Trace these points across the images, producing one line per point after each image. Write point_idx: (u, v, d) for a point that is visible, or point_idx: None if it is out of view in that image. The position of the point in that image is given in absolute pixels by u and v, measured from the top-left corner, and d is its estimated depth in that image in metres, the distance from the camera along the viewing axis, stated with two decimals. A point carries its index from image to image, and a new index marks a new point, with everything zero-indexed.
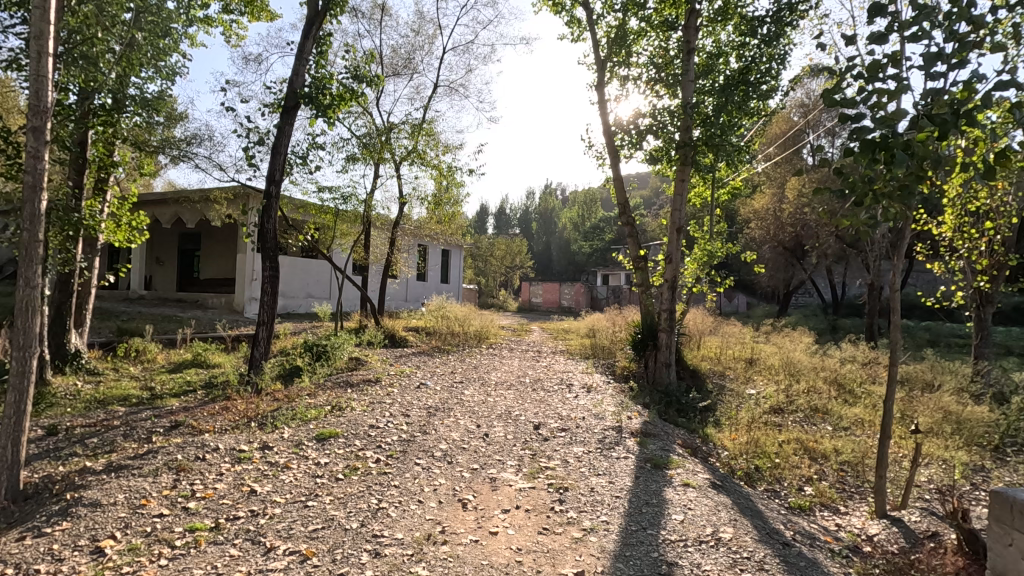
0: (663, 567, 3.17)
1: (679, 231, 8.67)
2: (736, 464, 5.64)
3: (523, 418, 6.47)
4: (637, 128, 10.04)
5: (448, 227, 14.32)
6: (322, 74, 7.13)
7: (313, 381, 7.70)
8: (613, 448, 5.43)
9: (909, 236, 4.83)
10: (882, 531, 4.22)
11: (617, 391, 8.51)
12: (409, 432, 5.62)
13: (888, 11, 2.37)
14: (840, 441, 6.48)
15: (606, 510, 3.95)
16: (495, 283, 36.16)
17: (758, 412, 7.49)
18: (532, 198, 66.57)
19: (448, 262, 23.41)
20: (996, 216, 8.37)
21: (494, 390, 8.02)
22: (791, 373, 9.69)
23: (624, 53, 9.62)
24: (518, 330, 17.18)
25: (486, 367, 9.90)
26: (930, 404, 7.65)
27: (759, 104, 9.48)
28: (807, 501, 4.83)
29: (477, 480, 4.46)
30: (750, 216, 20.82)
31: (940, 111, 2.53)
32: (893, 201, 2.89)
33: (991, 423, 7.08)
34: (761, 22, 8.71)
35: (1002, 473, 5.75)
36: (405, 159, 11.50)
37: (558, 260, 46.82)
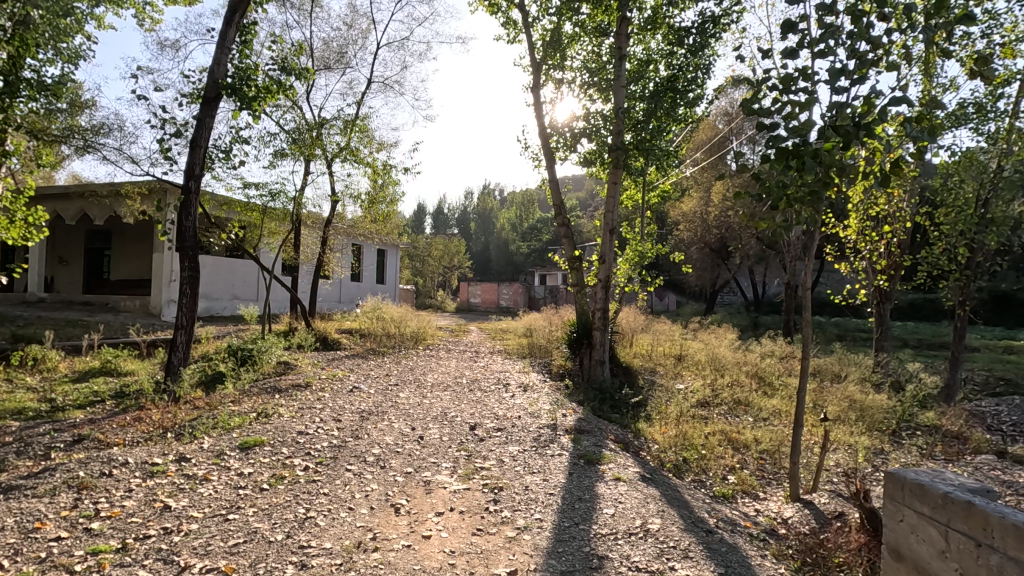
0: (594, 561, 3.24)
1: (612, 231, 8.90)
2: (665, 457, 5.87)
3: (459, 419, 6.43)
4: (572, 130, 10.23)
5: (383, 227, 14.01)
6: (246, 64, 6.77)
7: (238, 387, 7.31)
8: (548, 446, 5.50)
9: (818, 238, 5.17)
10: (796, 513, 4.51)
11: (553, 389, 8.64)
12: (341, 437, 5.45)
13: (800, 28, 2.54)
14: (759, 431, 6.88)
15: (540, 508, 3.98)
16: (434, 285, 35.80)
17: (686, 406, 7.84)
18: (470, 199, 66.44)
19: (383, 262, 22.92)
20: (893, 220, 9.17)
21: (430, 391, 7.92)
22: (716, 368, 10.19)
23: (559, 56, 9.77)
24: (455, 330, 17.06)
25: (423, 369, 9.76)
26: (838, 394, 8.27)
27: (686, 111, 9.90)
28: (729, 490, 5.09)
29: (411, 484, 4.38)
30: (679, 219, 21.74)
31: (844, 122, 2.74)
32: (803, 205, 3.10)
33: (890, 409, 7.75)
34: (687, 32, 9.10)
35: (899, 455, 6.31)
36: (337, 156, 11.14)
37: (496, 260, 46.95)
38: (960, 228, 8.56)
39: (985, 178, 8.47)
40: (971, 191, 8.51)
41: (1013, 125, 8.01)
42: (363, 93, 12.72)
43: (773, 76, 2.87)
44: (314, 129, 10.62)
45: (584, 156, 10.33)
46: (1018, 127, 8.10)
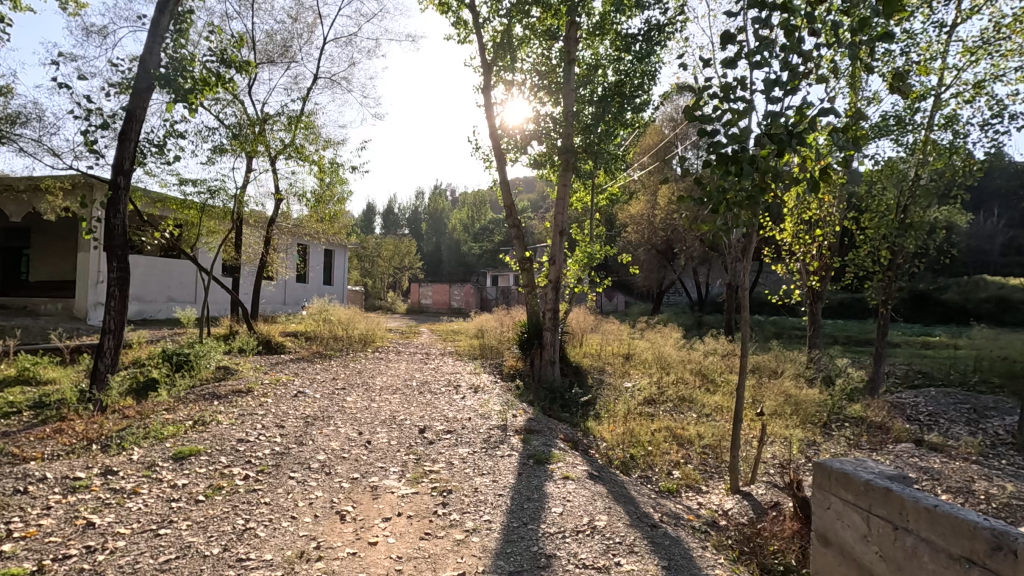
0: (541, 560, 3.26)
1: (562, 233, 9.01)
2: (613, 454, 5.98)
3: (408, 422, 6.34)
4: (522, 132, 10.29)
5: (331, 227, 13.63)
6: (181, 54, 6.42)
7: (173, 394, 6.93)
8: (498, 447, 5.50)
9: (754, 241, 5.41)
10: (736, 505, 4.70)
11: (504, 390, 8.65)
12: (284, 444, 5.26)
13: (739, 40, 2.65)
14: (702, 426, 7.13)
15: (489, 510, 3.98)
16: (384, 285, 35.21)
17: (633, 404, 8.02)
18: (422, 199, 65.76)
19: (331, 263, 22.33)
20: (824, 224, 9.72)
21: (379, 395, 7.78)
22: (662, 366, 10.50)
23: (509, 58, 9.82)
24: (405, 332, 16.82)
25: (372, 372, 9.57)
26: (775, 389, 8.67)
27: (633, 116, 10.16)
28: (674, 484, 5.25)
29: (357, 490, 4.28)
30: (627, 221, 22.27)
31: (779, 131, 2.89)
32: (742, 209, 3.24)
33: (821, 403, 8.21)
34: (634, 39, 9.33)
35: (829, 446, 6.68)
36: (281, 153, 10.77)
37: (447, 260, 46.62)
38: (883, 232, 9.16)
39: (904, 186, 9.11)
40: (892, 197, 9.14)
41: (928, 136, 8.67)
42: (310, 89, 12.35)
43: (715, 85, 3.00)
44: (257, 125, 10.23)
45: (535, 158, 10.44)
46: (933, 139, 8.76)
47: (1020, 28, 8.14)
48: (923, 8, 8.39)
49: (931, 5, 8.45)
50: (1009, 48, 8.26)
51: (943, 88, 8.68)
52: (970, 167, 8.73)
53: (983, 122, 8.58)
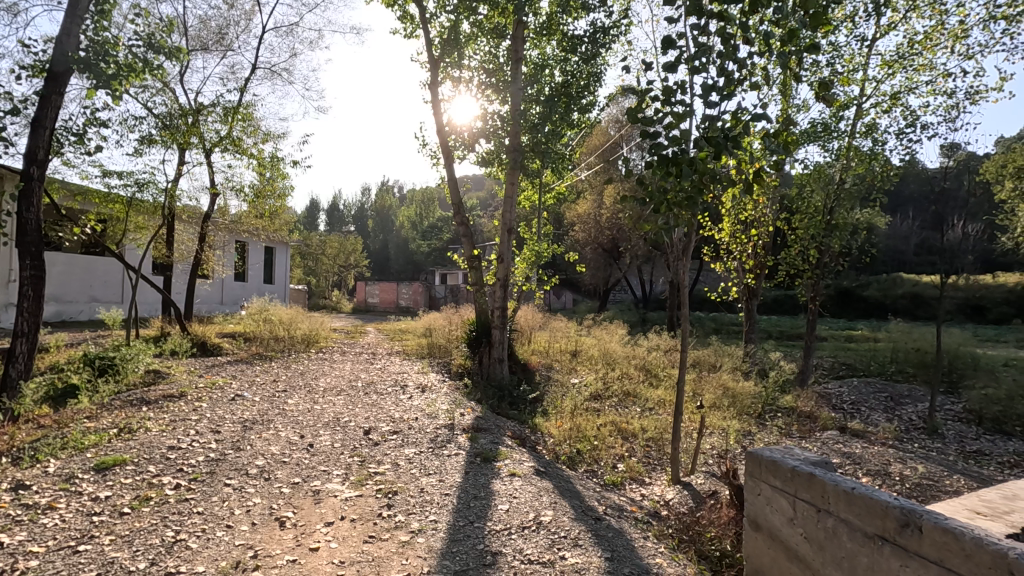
0: (487, 558, 3.26)
1: (509, 231, 9.03)
2: (560, 449, 6.07)
3: (352, 424, 6.20)
4: (470, 130, 10.24)
5: (271, 224, 13.11)
6: (103, 37, 5.99)
7: (96, 401, 6.47)
8: (445, 446, 5.47)
9: (692, 240, 5.61)
10: (676, 495, 4.87)
11: (452, 389, 8.59)
12: (219, 450, 5.03)
13: (679, 47, 2.78)
14: (645, 420, 7.34)
15: (434, 510, 3.95)
16: (328, 284, 34.23)
17: (580, 399, 8.15)
18: (368, 196, 64.38)
19: (272, 261, 21.49)
20: (759, 225, 10.21)
21: (322, 397, 7.54)
22: (608, 362, 10.74)
23: (457, 55, 9.74)
24: (351, 332, 16.40)
25: (315, 373, 9.28)
26: (714, 382, 9.03)
27: (580, 116, 10.33)
28: (619, 477, 5.38)
29: (299, 495, 4.15)
30: (574, 220, 22.60)
31: (715, 135, 3.04)
32: (682, 209, 3.40)
33: (756, 395, 8.62)
34: (580, 41, 9.47)
35: (763, 436, 7.02)
36: (217, 145, 10.27)
37: (395, 258, 45.82)
38: (812, 233, 9.71)
39: (830, 189, 9.69)
40: (820, 200, 9.70)
41: (851, 143, 9.25)
42: (247, 79, 11.81)
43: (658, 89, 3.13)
44: (190, 115, 9.69)
45: (482, 156, 10.43)
46: (856, 145, 9.36)
47: (931, 44, 8.82)
48: (847, 23, 8.93)
49: (854, 20, 9.02)
50: (921, 63, 8.94)
51: (864, 99, 9.29)
52: (886, 173, 9.42)
53: (899, 131, 9.24)
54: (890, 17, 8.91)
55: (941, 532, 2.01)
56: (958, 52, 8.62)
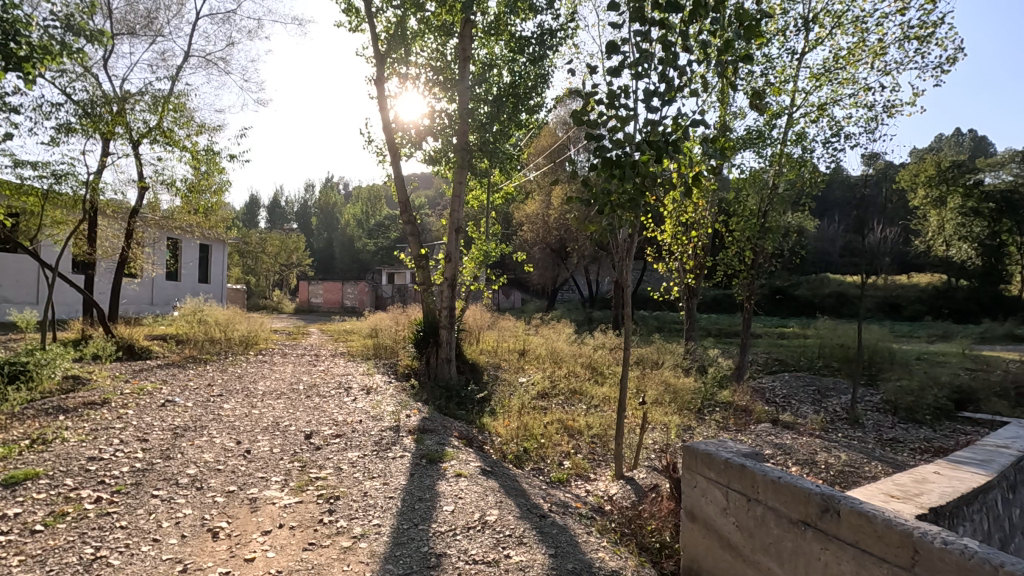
0: (431, 560, 3.23)
1: (457, 231, 8.96)
2: (507, 448, 6.09)
3: (293, 428, 5.99)
4: (417, 127, 10.11)
5: (206, 220, 12.47)
6: (12, 15, 5.51)
7: (5, 410, 5.95)
8: (390, 448, 5.38)
9: (635, 240, 5.75)
10: (620, 490, 4.98)
11: (398, 390, 8.46)
12: (147, 459, 4.74)
13: (623, 52, 2.91)
14: (591, 417, 7.48)
15: (378, 513, 3.88)
16: (268, 284, 32.94)
17: (527, 398, 8.20)
18: (312, 193, 62.41)
19: (208, 259, 20.44)
20: (699, 227, 10.61)
21: (261, 401, 7.25)
22: (555, 361, 10.86)
23: (403, 52, 9.59)
24: (293, 333, 15.84)
25: (253, 376, 8.90)
26: (656, 378, 9.31)
27: (528, 117, 10.42)
28: (565, 474, 5.46)
29: (234, 504, 3.97)
30: (523, 220, 22.75)
31: (656, 139, 3.19)
32: (625, 211, 3.53)
33: (696, 390, 8.96)
34: (527, 42, 9.52)
35: (701, 430, 7.30)
36: (145, 136, 9.68)
37: (340, 257, 44.57)
38: (747, 235, 10.18)
39: (764, 193, 10.20)
40: (755, 203, 10.19)
41: (783, 150, 9.77)
42: (179, 67, 11.19)
43: (603, 92, 3.26)
44: (115, 103, 9.09)
45: (430, 154, 10.33)
46: (787, 152, 9.89)
47: (853, 60, 9.43)
48: (779, 36, 9.43)
49: (785, 34, 9.52)
50: (845, 77, 9.55)
51: (794, 108, 9.83)
52: (814, 178, 10.03)
53: (825, 140, 9.85)
54: (817, 32, 9.47)
55: (857, 515, 2.17)
56: (877, 68, 9.26)
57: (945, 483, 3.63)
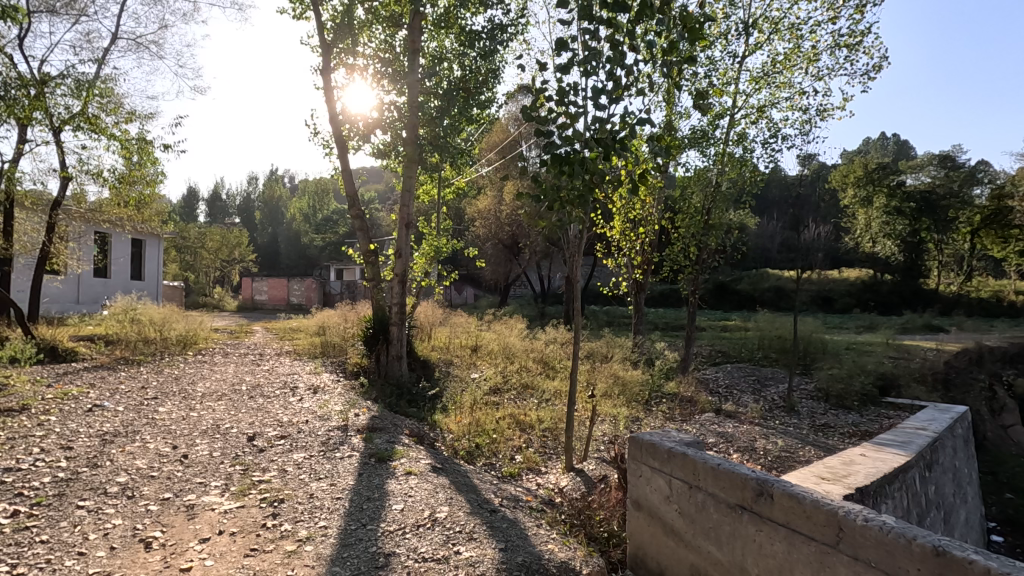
0: (379, 560, 3.18)
1: (407, 226, 8.82)
2: (459, 445, 6.07)
3: (234, 430, 5.76)
4: (365, 120, 9.86)
5: (139, 214, 11.77)
6: None
7: None
8: (337, 448, 5.26)
9: (586, 237, 5.81)
10: (570, 482, 5.06)
11: (346, 388, 8.28)
12: (72, 468, 4.44)
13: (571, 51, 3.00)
14: (542, 411, 7.55)
15: (324, 515, 3.79)
16: (208, 281, 31.47)
17: (479, 394, 8.19)
18: (256, 185, 60.04)
19: (141, 255, 19.30)
20: (646, 224, 10.86)
21: (200, 403, 6.93)
22: (507, 356, 10.90)
23: (350, 41, 9.33)
24: (235, 331, 15.20)
25: (192, 377, 8.49)
26: (606, 372, 9.50)
27: (479, 112, 10.38)
28: (516, 469, 5.50)
29: (169, 512, 3.78)
30: (474, 216, 22.71)
31: (603, 137, 3.28)
32: (574, 206, 3.61)
33: (643, 382, 9.21)
34: (477, 36, 9.45)
35: (649, 421, 7.51)
36: (67, 123, 9.03)
37: (285, 253, 43.05)
38: (692, 231, 10.53)
39: (708, 191, 10.56)
40: (699, 201, 10.54)
41: (725, 149, 10.16)
42: (106, 49, 10.47)
43: (553, 89, 3.35)
44: (32, 86, 8.42)
45: (379, 148, 10.13)
46: (729, 152, 10.28)
47: (790, 65, 9.88)
48: (721, 40, 9.77)
49: (727, 37, 9.87)
50: (782, 81, 10.00)
51: (735, 110, 10.22)
52: (754, 178, 10.47)
53: (764, 140, 10.30)
54: (757, 37, 9.86)
55: (788, 497, 2.29)
56: (811, 73, 9.75)
57: (869, 464, 3.89)
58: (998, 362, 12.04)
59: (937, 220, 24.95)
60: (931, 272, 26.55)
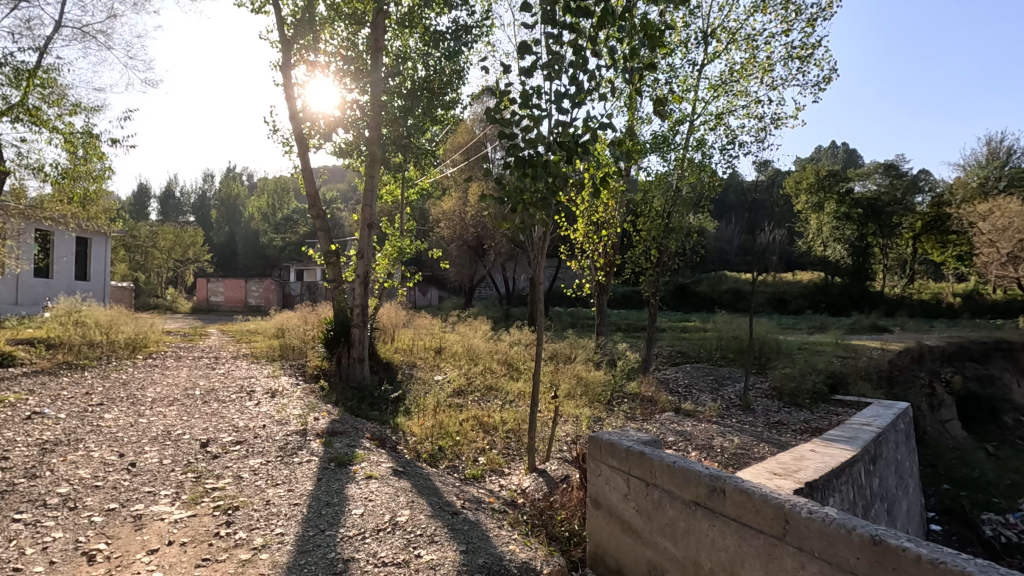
0: (338, 566, 3.13)
1: (370, 226, 8.69)
2: (422, 447, 6.01)
3: (187, 436, 5.56)
4: (326, 118, 9.67)
5: (84, 210, 11.21)
6: None
7: None
8: (296, 453, 5.14)
9: (550, 238, 5.84)
10: (532, 482, 5.09)
11: (306, 392, 8.10)
12: (7, 480, 4.20)
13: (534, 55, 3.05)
14: (506, 413, 7.57)
15: (281, 522, 3.70)
16: (160, 281, 30.25)
17: (443, 396, 8.14)
18: (212, 183, 58.08)
19: (86, 254, 18.39)
20: (609, 226, 11.02)
21: (149, 409, 6.65)
22: (471, 358, 10.87)
23: (312, 38, 9.14)
24: (189, 334, 14.66)
25: (141, 382, 8.14)
26: (570, 372, 9.58)
27: (443, 113, 10.33)
28: (479, 471, 5.49)
29: (115, 523, 3.62)
30: (439, 217, 22.58)
31: (567, 140, 3.34)
32: (537, 208, 3.65)
33: (605, 383, 9.34)
34: (442, 37, 9.40)
35: (610, 421, 7.63)
36: (5, 114, 8.53)
37: (243, 253, 41.78)
38: (654, 234, 10.75)
39: (669, 196, 10.80)
40: (660, 205, 10.78)
41: (685, 155, 10.41)
42: (48, 37, 9.95)
43: (516, 91, 3.40)
44: None
45: (340, 147, 9.96)
46: (688, 158, 10.54)
47: (746, 74, 10.21)
48: (681, 47, 10.01)
49: (686, 46, 10.13)
50: (739, 89, 10.32)
51: (695, 117, 10.48)
52: (712, 183, 10.75)
53: (722, 146, 10.59)
54: (715, 46, 10.15)
55: (739, 492, 2.37)
56: (766, 82, 10.09)
57: (818, 459, 4.05)
58: (936, 360, 12.76)
59: (883, 226, 26.26)
60: (877, 274, 27.85)
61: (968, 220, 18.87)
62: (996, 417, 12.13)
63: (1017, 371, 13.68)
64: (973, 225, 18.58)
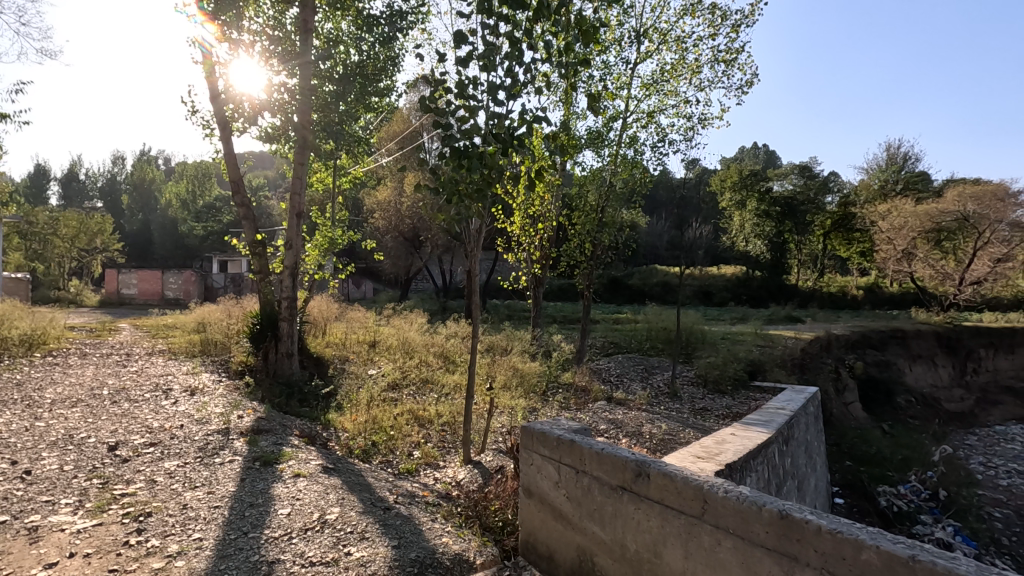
0: (262, 569, 3.00)
1: (299, 216, 8.32)
2: (354, 443, 5.87)
3: (92, 440, 5.13)
4: (251, 100, 9.15)
5: None
6: None
7: None
8: (217, 454, 4.88)
9: (486, 230, 5.84)
10: (467, 474, 5.09)
11: (229, 389, 7.67)
12: None
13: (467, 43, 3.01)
14: (441, 406, 7.50)
15: (199, 526, 3.50)
16: (62, 272, 27.63)
17: (377, 391, 7.95)
18: (122, 166, 53.65)
19: None
20: (545, 220, 11.12)
21: (49, 411, 6.08)
22: (406, 351, 10.69)
23: (234, 14, 8.55)
24: (96, 329, 13.51)
25: (39, 382, 7.42)
26: (505, 364, 9.65)
27: (377, 100, 10.04)
28: (413, 464, 5.43)
29: (6, 536, 3.28)
30: (373, 207, 22.03)
31: (501, 131, 3.32)
32: (472, 199, 3.61)
33: (540, 374, 9.47)
34: (376, 21, 9.09)
35: (545, 411, 7.74)
36: None
37: (159, 242, 38.92)
38: (588, 228, 10.99)
39: (602, 190, 11.07)
40: (595, 199, 11.07)
41: (619, 151, 10.66)
42: None
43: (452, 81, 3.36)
44: None
45: (266, 132, 9.47)
46: (622, 154, 10.81)
47: (676, 74, 10.59)
48: (615, 45, 10.22)
49: (620, 44, 10.35)
50: (669, 89, 10.69)
51: (627, 114, 10.75)
52: (644, 179, 11.07)
53: (654, 144, 10.94)
54: (647, 46, 10.45)
55: (662, 476, 2.47)
56: (694, 83, 10.50)
57: (737, 442, 4.30)
58: (842, 348, 13.86)
59: (797, 224, 28.11)
60: (792, 269, 29.86)
61: (869, 220, 20.61)
62: (891, 399, 13.35)
63: (909, 356, 15.11)
64: (873, 224, 20.32)
